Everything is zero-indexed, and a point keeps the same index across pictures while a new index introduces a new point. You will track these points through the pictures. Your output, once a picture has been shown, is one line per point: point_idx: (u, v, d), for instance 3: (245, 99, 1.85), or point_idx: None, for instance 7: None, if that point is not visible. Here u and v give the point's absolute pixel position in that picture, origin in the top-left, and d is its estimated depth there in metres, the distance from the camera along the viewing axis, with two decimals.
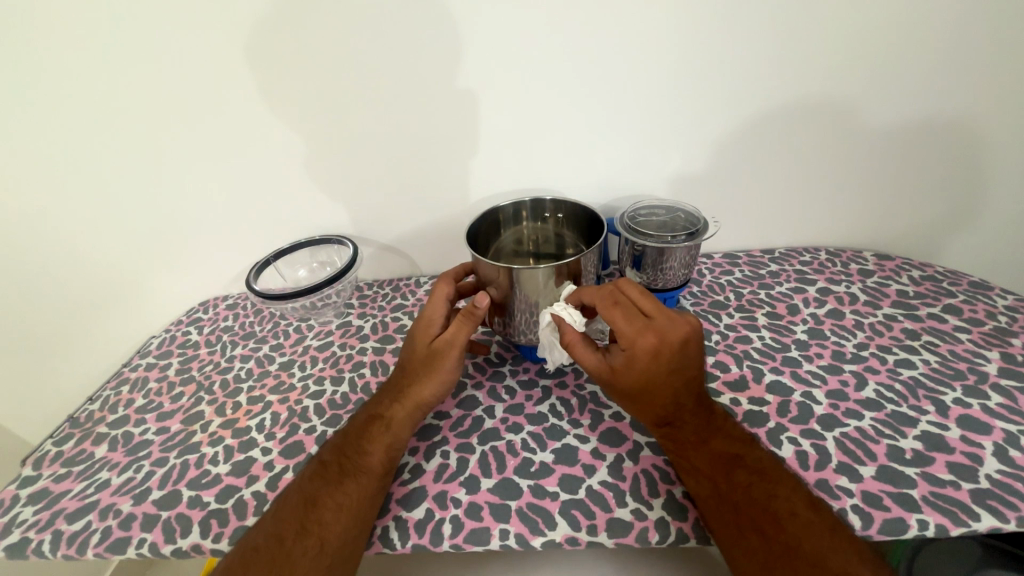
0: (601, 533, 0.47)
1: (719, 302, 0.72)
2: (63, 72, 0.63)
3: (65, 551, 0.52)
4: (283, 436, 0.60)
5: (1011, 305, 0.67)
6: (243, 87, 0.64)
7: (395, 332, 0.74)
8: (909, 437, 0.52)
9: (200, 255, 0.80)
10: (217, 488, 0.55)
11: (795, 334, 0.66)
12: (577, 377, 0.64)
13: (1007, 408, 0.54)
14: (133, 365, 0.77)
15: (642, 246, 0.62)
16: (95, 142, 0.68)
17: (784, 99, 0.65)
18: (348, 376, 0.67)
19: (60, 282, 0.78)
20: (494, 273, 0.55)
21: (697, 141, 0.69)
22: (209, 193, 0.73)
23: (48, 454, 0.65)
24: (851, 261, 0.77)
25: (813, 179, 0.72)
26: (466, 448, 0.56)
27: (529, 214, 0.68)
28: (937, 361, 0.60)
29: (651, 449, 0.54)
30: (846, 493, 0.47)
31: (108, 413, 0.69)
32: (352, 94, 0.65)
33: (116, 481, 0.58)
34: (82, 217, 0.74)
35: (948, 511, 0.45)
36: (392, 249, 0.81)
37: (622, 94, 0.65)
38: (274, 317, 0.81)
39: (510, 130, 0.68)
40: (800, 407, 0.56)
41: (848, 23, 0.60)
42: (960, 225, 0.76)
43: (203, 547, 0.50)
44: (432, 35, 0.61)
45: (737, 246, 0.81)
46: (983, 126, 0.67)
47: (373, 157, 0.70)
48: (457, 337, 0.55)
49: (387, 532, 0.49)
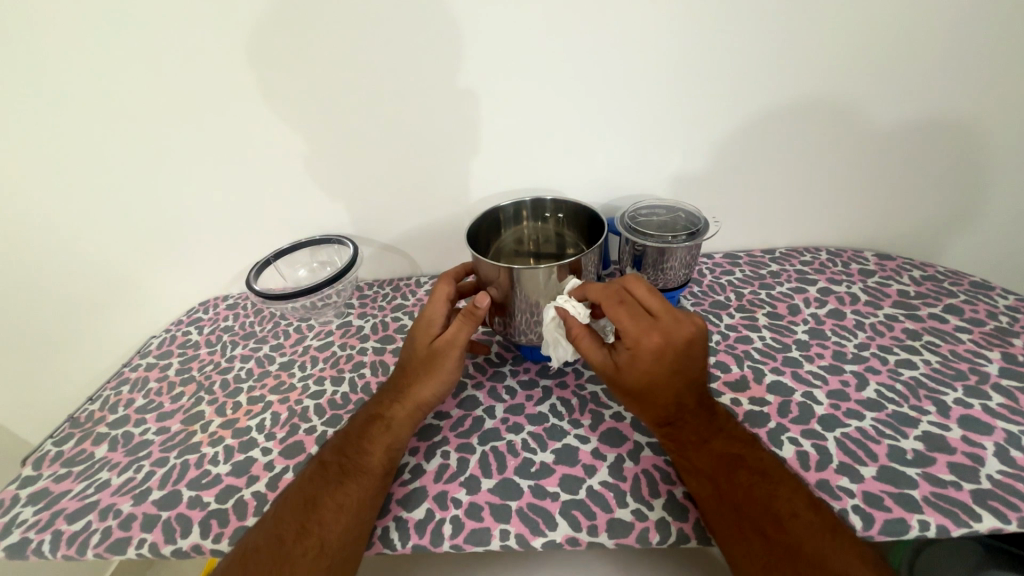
0: (601, 534, 0.47)
1: (720, 302, 0.72)
2: (64, 72, 0.63)
3: (65, 552, 0.52)
4: (283, 436, 0.60)
5: (1012, 305, 0.67)
6: (243, 87, 0.64)
7: (395, 332, 0.74)
8: (910, 438, 0.52)
9: (200, 254, 0.80)
10: (217, 488, 0.55)
11: (796, 334, 0.66)
12: (577, 377, 0.64)
13: (1009, 409, 0.54)
14: (133, 365, 0.77)
15: (643, 246, 0.62)
16: (96, 142, 0.68)
17: (785, 99, 0.65)
18: (348, 376, 0.67)
19: (60, 282, 0.78)
20: (495, 273, 0.55)
21: (698, 141, 0.69)
22: (210, 192, 0.73)
23: (48, 454, 0.65)
24: (851, 261, 0.77)
25: (814, 179, 0.72)
26: (466, 448, 0.56)
27: (529, 213, 0.68)
28: (938, 361, 0.60)
29: (651, 449, 0.54)
30: (847, 494, 0.47)
31: (108, 413, 0.69)
32: (352, 94, 0.65)
33: (116, 481, 0.58)
34: (82, 217, 0.74)
35: (949, 512, 0.45)
36: (393, 249, 0.81)
37: (623, 93, 0.65)
38: (274, 317, 0.81)
39: (511, 129, 0.68)
40: (800, 407, 0.56)
41: (849, 22, 0.60)
42: (962, 226, 0.76)
43: (203, 548, 0.50)
44: (432, 34, 0.61)
45: (737, 246, 0.81)
46: (985, 126, 0.67)
47: (374, 156, 0.70)
48: (458, 337, 0.55)
49: (387, 532, 0.49)
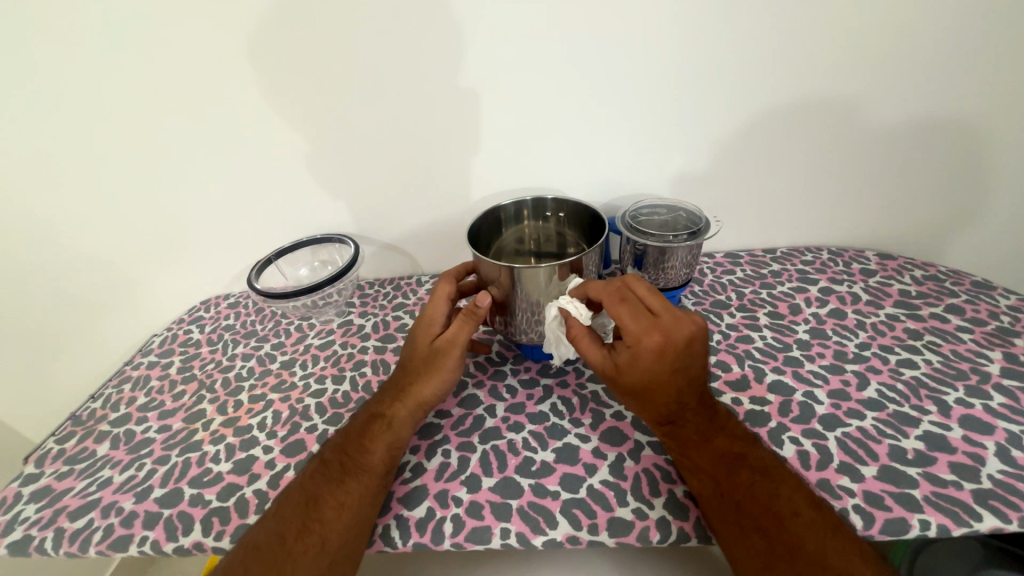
0: (601, 533, 0.47)
1: (721, 302, 0.72)
2: (60, 72, 0.63)
3: (68, 549, 0.52)
4: (284, 435, 0.60)
5: (1013, 305, 0.67)
6: (242, 87, 0.64)
7: (396, 331, 0.74)
8: (911, 438, 0.52)
9: (201, 253, 0.80)
10: (219, 486, 0.55)
11: (797, 334, 0.66)
12: (577, 376, 0.64)
13: (1010, 408, 0.53)
14: (135, 363, 0.77)
15: (644, 245, 0.62)
16: (94, 142, 0.68)
17: (786, 99, 0.65)
18: (350, 375, 0.67)
19: (61, 281, 0.78)
20: (496, 272, 0.55)
21: (699, 141, 0.69)
22: (210, 191, 0.74)
23: (50, 452, 0.65)
24: (853, 261, 0.77)
25: (815, 178, 0.72)
26: (467, 447, 0.56)
27: (530, 213, 0.68)
28: (940, 361, 0.60)
29: (652, 448, 0.54)
30: (848, 494, 0.47)
31: (110, 411, 0.70)
32: (351, 94, 0.65)
33: (118, 479, 0.59)
34: (82, 216, 0.74)
35: (950, 512, 0.45)
36: (393, 249, 0.81)
37: (623, 93, 0.65)
38: (275, 316, 0.82)
39: (513, 128, 0.68)
40: (801, 407, 0.56)
41: (850, 22, 0.60)
42: (965, 225, 0.76)
43: (205, 545, 0.50)
44: (432, 35, 0.61)
45: (738, 246, 0.81)
46: (986, 126, 0.67)
47: (374, 153, 0.70)
48: (459, 337, 0.55)
49: (388, 530, 0.49)
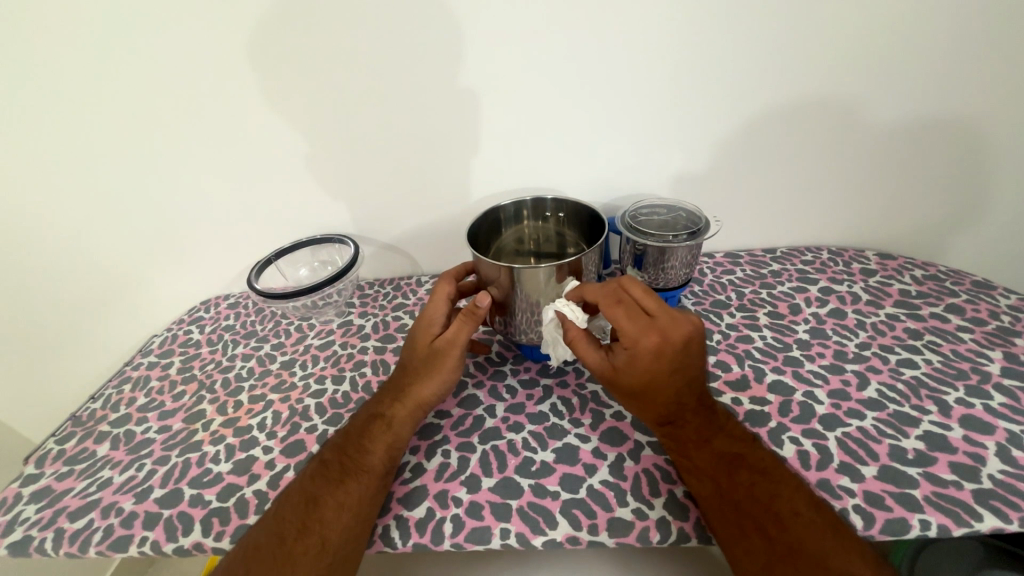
0: (601, 533, 0.47)
1: (721, 302, 0.72)
2: (60, 72, 0.63)
3: (68, 549, 0.52)
4: (284, 435, 0.60)
5: (1013, 305, 0.67)
6: (242, 87, 0.64)
7: (396, 332, 0.74)
8: (911, 437, 0.52)
9: (201, 253, 0.80)
10: (218, 487, 0.55)
11: (797, 333, 0.66)
12: (577, 376, 0.64)
13: (1010, 408, 0.53)
14: (135, 364, 0.77)
15: (644, 245, 0.62)
16: (94, 142, 0.68)
17: (786, 98, 0.65)
18: (349, 375, 0.67)
19: (62, 281, 0.78)
20: (495, 273, 0.55)
21: (698, 141, 0.69)
22: (210, 191, 0.74)
23: (51, 452, 0.65)
24: (853, 261, 0.77)
25: (815, 177, 0.72)
26: (467, 447, 0.56)
27: (529, 213, 0.68)
28: (940, 361, 0.60)
29: (652, 448, 0.54)
30: (848, 494, 0.47)
31: (110, 412, 0.70)
32: (351, 94, 0.65)
33: (118, 480, 0.59)
34: (82, 216, 0.74)
35: (950, 512, 0.45)
36: (393, 249, 0.81)
37: (622, 93, 0.65)
38: (275, 316, 0.82)
39: (512, 129, 0.68)
40: (801, 407, 0.56)
41: (849, 21, 0.60)
42: (965, 225, 0.76)
43: (205, 546, 0.50)
44: (432, 35, 0.61)
45: (738, 246, 0.81)
46: (987, 125, 0.67)
47: (374, 152, 0.70)
48: (458, 337, 0.55)
49: (388, 531, 0.49)
